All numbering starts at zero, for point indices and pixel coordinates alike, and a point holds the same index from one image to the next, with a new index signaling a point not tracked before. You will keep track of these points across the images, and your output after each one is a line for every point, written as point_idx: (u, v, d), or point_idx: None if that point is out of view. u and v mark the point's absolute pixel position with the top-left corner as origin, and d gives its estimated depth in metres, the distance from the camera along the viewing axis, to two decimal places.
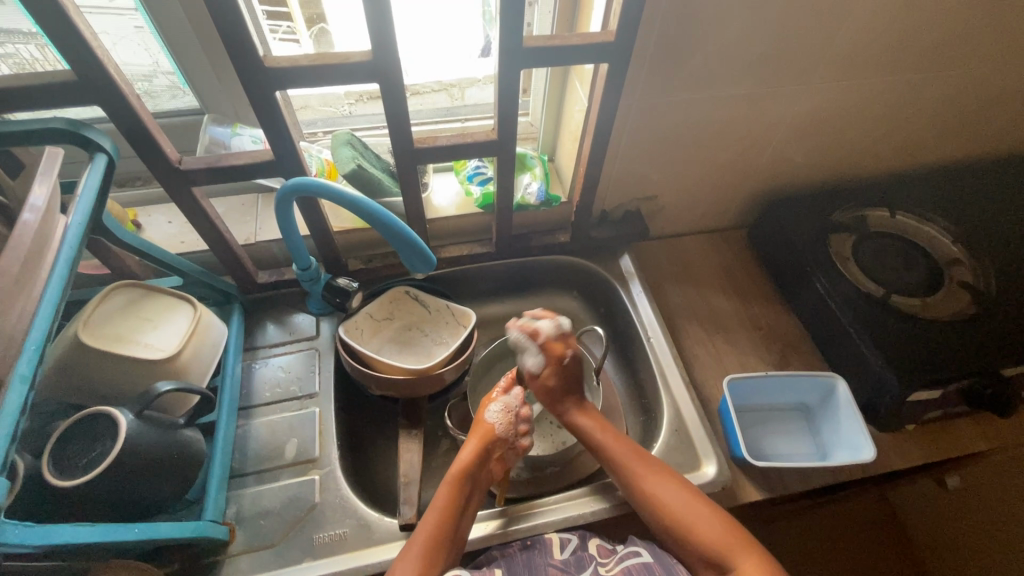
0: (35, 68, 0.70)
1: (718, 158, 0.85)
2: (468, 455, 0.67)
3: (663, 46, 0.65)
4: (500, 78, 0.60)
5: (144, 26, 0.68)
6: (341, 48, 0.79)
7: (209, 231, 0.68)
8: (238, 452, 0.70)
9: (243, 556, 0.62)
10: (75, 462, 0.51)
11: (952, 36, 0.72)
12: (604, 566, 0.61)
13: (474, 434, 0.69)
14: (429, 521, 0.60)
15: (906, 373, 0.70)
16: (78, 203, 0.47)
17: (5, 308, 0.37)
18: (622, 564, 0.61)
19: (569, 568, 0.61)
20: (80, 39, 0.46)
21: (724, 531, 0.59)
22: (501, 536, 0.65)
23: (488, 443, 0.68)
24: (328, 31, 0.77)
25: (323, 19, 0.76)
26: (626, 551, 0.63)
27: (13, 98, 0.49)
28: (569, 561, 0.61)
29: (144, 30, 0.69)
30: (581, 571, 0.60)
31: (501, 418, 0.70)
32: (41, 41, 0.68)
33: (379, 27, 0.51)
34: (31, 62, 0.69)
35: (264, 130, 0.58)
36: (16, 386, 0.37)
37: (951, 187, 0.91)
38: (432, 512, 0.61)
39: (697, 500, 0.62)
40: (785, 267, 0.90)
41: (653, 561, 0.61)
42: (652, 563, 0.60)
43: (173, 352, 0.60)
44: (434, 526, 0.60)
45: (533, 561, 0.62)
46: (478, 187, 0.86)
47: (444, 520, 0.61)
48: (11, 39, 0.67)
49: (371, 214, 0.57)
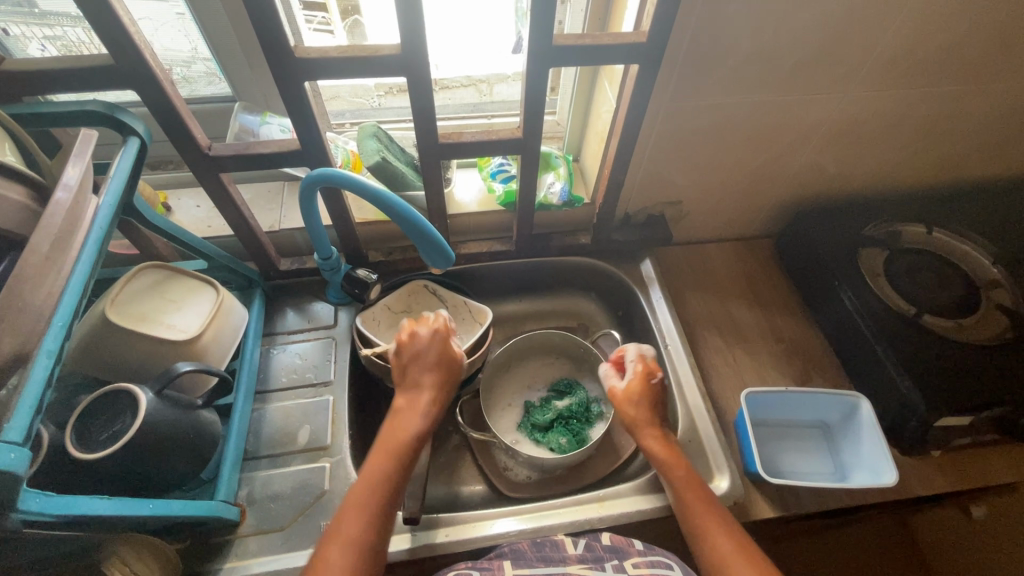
0: (83, 50, 0.73)
1: (748, 165, 0.83)
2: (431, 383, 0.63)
3: (698, 47, 0.63)
4: (528, 73, 0.59)
5: (185, 13, 0.69)
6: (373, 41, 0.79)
7: (235, 218, 0.69)
8: (252, 435, 0.71)
9: (252, 538, 0.63)
10: (96, 437, 0.53)
11: (1005, 49, 0.69)
12: (626, 560, 0.58)
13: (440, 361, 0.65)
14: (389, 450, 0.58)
15: (935, 397, 0.67)
16: (109, 184, 0.48)
17: (36, 283, 0.38)
18: (651, 566, 0.57)
19: (586, 560, 0.59)
20: (119, 25, 0.47)
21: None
22: (506, 537, 0.65)
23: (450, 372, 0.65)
24: (363, 24, 0.78)
25: (358, 11, 0.76)
26: (655, 557, 0.59)
27: (54, 80, 0.50)
28: (585, 556, 0.60)
29: (185, 17, 0.69)
30: (599, 564, 0.58)
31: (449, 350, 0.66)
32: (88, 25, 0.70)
33: (409, 20, 0.51)
34: (79, 46, 0.72)
35: (291, 120, 0.59)
36: (42, 360, 0.38)
37: (993, 206, 0.88)
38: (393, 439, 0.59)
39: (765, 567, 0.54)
40: (812, 279, 0.88)
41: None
42: None
43: (195, 333, 0.62)
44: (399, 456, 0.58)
45: (545, 552, 0.60)
46: (501, 184, 0.85)
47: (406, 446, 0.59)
48: (60, 22, 0.69)
49: (393, 208, 0.58)
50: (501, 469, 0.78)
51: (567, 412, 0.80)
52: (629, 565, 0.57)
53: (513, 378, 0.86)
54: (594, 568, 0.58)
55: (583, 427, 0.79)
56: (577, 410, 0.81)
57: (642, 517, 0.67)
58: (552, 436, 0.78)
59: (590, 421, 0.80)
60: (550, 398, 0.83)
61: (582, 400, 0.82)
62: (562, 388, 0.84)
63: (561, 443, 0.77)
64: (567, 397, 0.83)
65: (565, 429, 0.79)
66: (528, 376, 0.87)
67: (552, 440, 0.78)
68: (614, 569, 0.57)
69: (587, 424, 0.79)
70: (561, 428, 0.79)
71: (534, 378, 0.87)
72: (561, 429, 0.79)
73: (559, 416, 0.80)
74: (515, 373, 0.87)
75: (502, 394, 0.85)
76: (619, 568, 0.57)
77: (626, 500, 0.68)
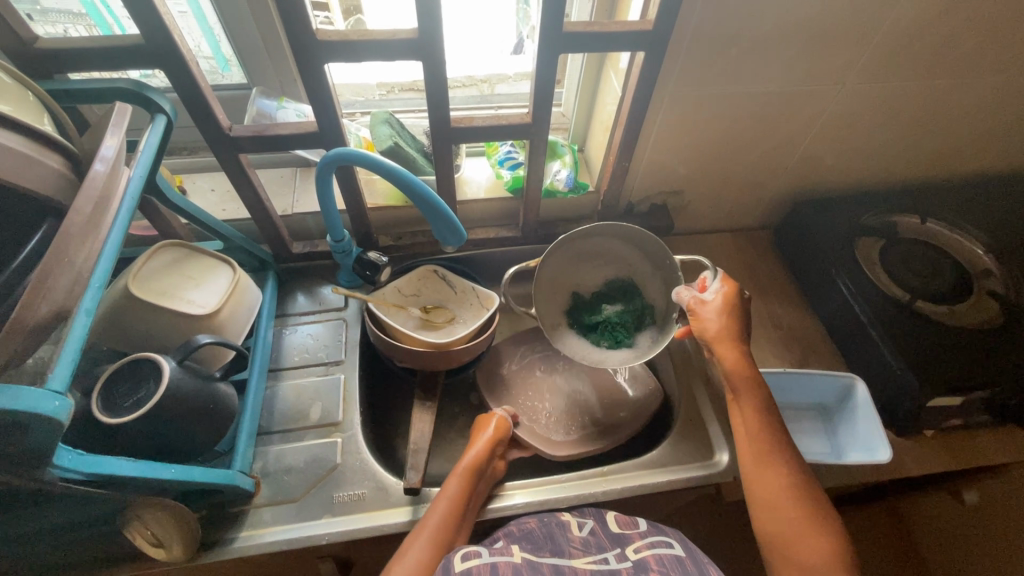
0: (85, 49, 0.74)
1: (749, 155, 0.86)
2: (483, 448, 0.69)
3: (702, 37, 0.65)
4: (539, 61, 0.62)
5: (188, 11, 0.72)
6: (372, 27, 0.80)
7: (252, 200, 0.71)
8: (266, 411, 0.73)
9: (266, 508, 0.65)
10: (121, 403, 0.55)
11: (998, 42, 0.71)
12: (627, 548, 0.60)
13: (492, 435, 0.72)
14: (459, 468, 0.66)
15: (928, 377, 0.70)
16: (139, 158, 0.51)
17: (77, 245, 0.41)
18: (652, 551, 0.59)
19: (588, 545, 0.60)
20: (150, 5, 0.49)
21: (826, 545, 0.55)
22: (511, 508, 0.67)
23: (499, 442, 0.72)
24: (365, 22, 0.80)
25: (360, 10, 0.79)
26: (655, 541, 0.61)
27: (86, 60, 0.52)
28: (587, 540, 0.61)
29: (188, 15, 0.73)
30: (601, 551, 0.59)
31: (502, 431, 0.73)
32: (89, 22, 0.72)
33: (427, 5, 0.53)
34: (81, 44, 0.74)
35: (310, 103, 0.61)
36: (81, 318, 0.41)
37: (986, 197, 0.90)
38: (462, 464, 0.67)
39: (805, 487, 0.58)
40: (809, 267, 0.90)
41: (685, 556, 0.58)
42: (684, 558, 0.57)
43: (213, 309, 0.64)
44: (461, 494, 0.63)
45: (551, 535, 0.62)
46: (508, 171, 0.88)
47: (471, 468, 0.66)
48: (60, 19, 0.71)
49: (409, 186, 0.60)
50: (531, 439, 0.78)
51: (614, 317, 0.78)
52: (630, 552, 0.59)
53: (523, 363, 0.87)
54: (598, 559, 0.58)
55: (630, 335, 0.77)
56: (627, 317, 0.78)
57: (644, 491, 0.69)
58: (593, 335, 0.78)
59: (636, 331, 0.77)
60: (601, 298, 0.81)
61: (635, 309, 0.79)
62: (617, 292, 0.80)
63: (599, 345, 0.77)
64: (622, 302, 0.80)
65: (610, 332, 0.78)
66: (591, 263, 0.81)
67: (595, 339, 0.78)
68: (617, 558, 0.58)
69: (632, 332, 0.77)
70: (605, 329, 0.78)
71: (594, 265, 0.81)
72: (604, 330, 0.78)
73: (607, 320, 0.78)
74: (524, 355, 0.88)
75: (552, 275, 0.80)
76: (622, 557, 0.58)
77: (628, 475, 0.70)
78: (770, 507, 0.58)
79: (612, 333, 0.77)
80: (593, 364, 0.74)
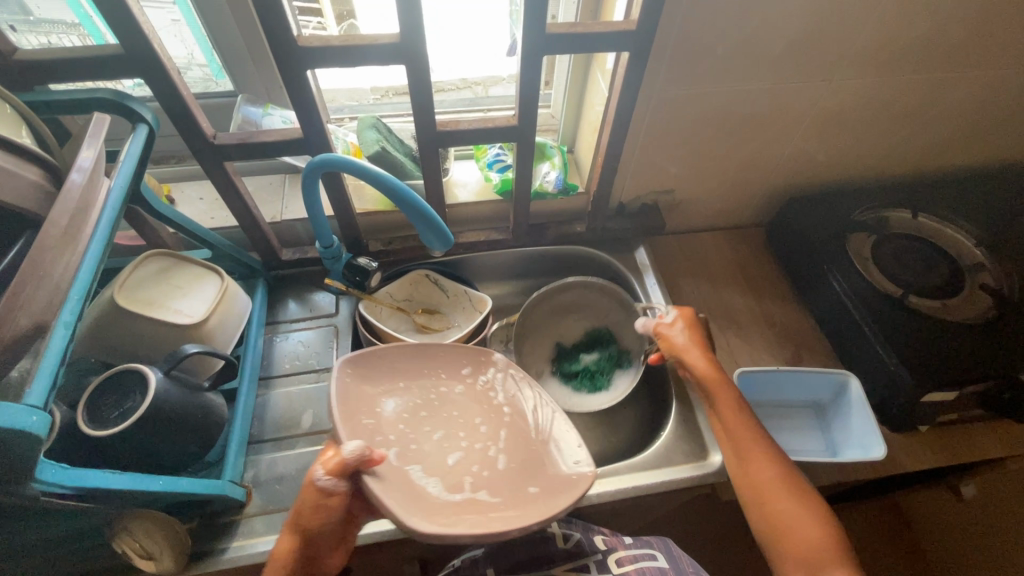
0: None
1: (738, 154, 0.85)
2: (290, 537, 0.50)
3: (686, 36, 0.65)
4: (523, 63, 0.62)
5: (180, 19, 0.72)
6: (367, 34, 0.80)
7: (239, 208, 0.71)
8: (257, 419, 0.73)
9: (258, 517, 0.65)
10: (107, 414, 0.54)
11: (982, 37, 0.71)
12: (611, 557, 0.61)
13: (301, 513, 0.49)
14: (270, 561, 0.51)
15: (921, 373, 0.69)
16: (120, 168, 0.51)
17: (54, 259, 0.40)
18: (636, 563, 0.60)
19: (572, 557, 0.62)
20: (128, 14, 0.49)
21: (819, 533, 0.53)
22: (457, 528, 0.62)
23: (309, 526, 0.49)
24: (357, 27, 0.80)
25: (351, 15, 0.79)
26: (639, 551, 0.62)
27: (66, 71, 0.52)
28: (572, 553, 0.63)
29: (180, 23, 0.72)
30: (582, 560, 0.62)
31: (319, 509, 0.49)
32: (82, 32, 0.72)
33: (408, 10, 0.53)
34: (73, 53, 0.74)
35: (294, 109, 0.61)
36: (60, 330, 0.40)
37: (977, 190, 0.90)
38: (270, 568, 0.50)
39: (795, 485, 0.56)
40: (802, 264, 0.90)
41: (668, 568, 0.60)
42: (666, 567, 0.60)
43: (201, 318, 0.63)
44: None
45: (537, 549, 0.64)
46: (497, 174, 0.88)
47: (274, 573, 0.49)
48: (54, 30, 0.71)
49: (394, 191, 0.59)
50: (409, 473, 0.51)
51: (593, 365, 0.84)
52: (613, 563, 0.61)
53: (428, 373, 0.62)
54: (579, 568, 0.61)
55: (607, 381, 0.83)
56: (604, 364, 0.84)
57: (638, 492, 0.68)
58: (573, 384, 0.83)
59: (614, 376, 0.83)
60: (578, 348, 0.86)
61: (611, 356, 0.84)
62: (591, 342, 0.86)
63: (579, 392, 0.83)
64: (597, 350, 0.85)
65: (589, 380, 0.83)
66: (567, 316, 0.87)
67: (575, 387, 0.83)
68: (598, 567, 0.60)
69: (608, 379, 0.83)
70: (583, 379, 0.83)
71: (571, 317, 0.87)
72: (583, 380, 0.83)
73: (585, 369, 0.84)
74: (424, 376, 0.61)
75: (532, 329, 0.86)
76: (603, 567, 0.60)
77: (623, 476, 0.69)
78: (757, 499, 0.57)
79: (592, 382, 0.83)
80: (574, 410, 0.79)
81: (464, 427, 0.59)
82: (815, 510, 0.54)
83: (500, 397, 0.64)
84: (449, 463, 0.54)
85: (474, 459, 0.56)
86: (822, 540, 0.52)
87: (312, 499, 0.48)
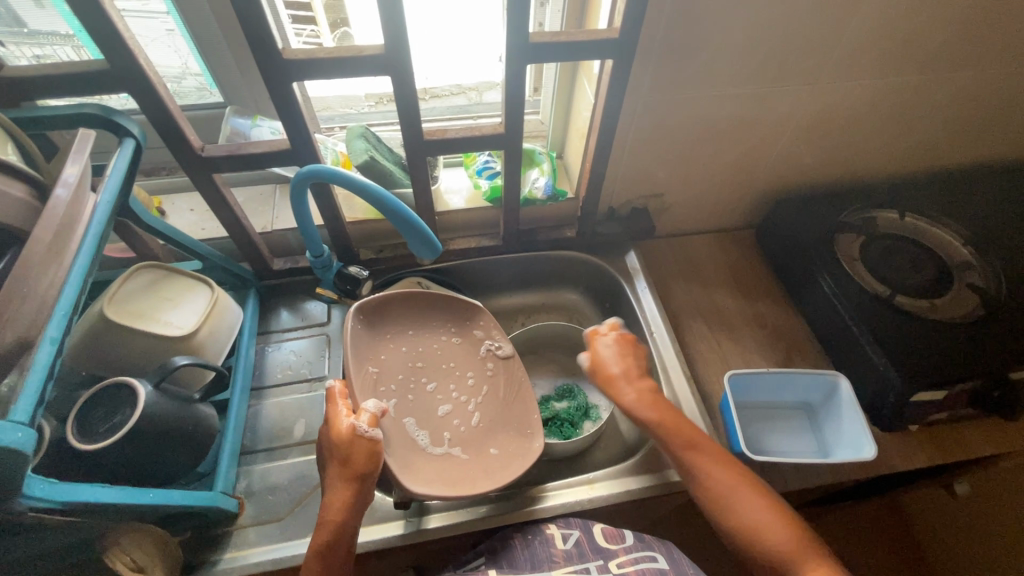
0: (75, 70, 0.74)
1: (725, 157, 0.86)
2: (342, 498, 0.54)
3: (670, 42, 0.66)
4: (508, 72, 0.62)
5: (175, 29, 0.72)
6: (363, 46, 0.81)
7: (228, 219, 0.71)
8: (249, 430, 0.73)
9: (251, 528, 0.65)
10: (95, 428, 0.54)
11: (961, 38, 0.72)
12: (611, 560, 0.61)
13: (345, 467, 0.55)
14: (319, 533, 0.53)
15: (909, 372, 0.70)
16: (106, 183, 0.51)
17: (40, 274, 0.41)
18: (635, 564, 0.60)
19: (572, 559, 0.61)
20: (113, 30, 0.49)
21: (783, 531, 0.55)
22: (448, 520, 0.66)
23: (366, 475, 0.55)
24: (351, 36, 0.80)
25: (345, 24, 0.79)
26: (639, 552, 0.62)
27: (52, 86, 0.53)
28: (572, 553, 0.62)
29: (175, 33, 0.73)
30: (583, 562, 0.61)
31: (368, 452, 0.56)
32: (76, 43, 0.72)
33: (392, 21, 0.54)
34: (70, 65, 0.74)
35: (281, 120, 0.61)
36: (46, 345, 0.40)
37: (963, 189, 0.91)
38: (321, 527, 0.54)
39: (743, 482, 0.58)
40: (791, 266, 0.90)
41: (669, 570, 0.59)
42: (667, 569, 0.59)
43: (191, 330, 0.63)
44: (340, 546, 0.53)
45: (535, 551, 0.62)
46: (487, 181, 0.89)
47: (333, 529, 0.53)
48: (48, 41, 0.71)
49: (381, 201, 0.60)
50: (404, 426, 0.66)
51: (562, 413, 0.83)
52: (613, 565, 0.60)
53: (425, 333, 0.73)
54: (579, 570, 0.60)
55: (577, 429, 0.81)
56: (575, 412, 0.83)
57: (629, 497, 0.68)
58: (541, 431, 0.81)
59: (582, 425, 0.82)
60: (548, 396, 0.85)
61: (580, 405, 0.84)
62: (562, 391, 0.85)
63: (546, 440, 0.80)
64: (567, 399, 0.85)
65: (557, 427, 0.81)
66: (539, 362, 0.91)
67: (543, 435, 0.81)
68: (599, 570, 0.60)
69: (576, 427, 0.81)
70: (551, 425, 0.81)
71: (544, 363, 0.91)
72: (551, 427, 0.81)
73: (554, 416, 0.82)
74: (421, 330, 0.73)
75: None
76: (603, 570, 0.60)
77: (615, 482, 0.70)
78: (720, 512, 0.58)
79: (561, 430, 0.81)
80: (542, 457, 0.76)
81: (454, 378, 0.71)
82: (776, 507, 0.57)
83: (488, 350, 0.74)
84: (437, 414, 0.68)
85: (457, 412, 0.69)
86: (787, 537, 0.55)
87: (368, 448, 0.55)
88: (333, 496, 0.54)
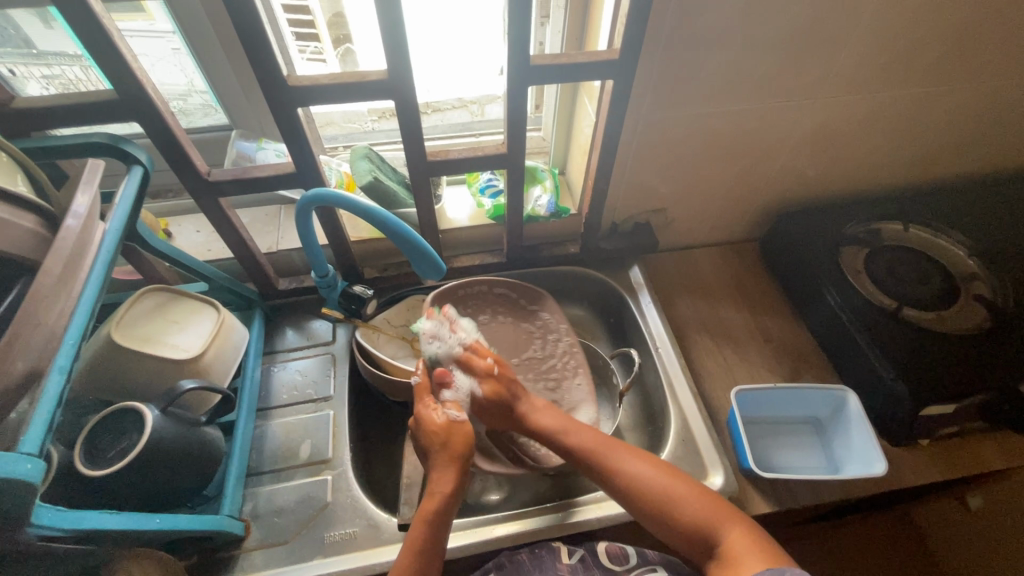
0: (80, 87, 0.76)
1: (726, 171, 0.86)
2: (445, 485, 0.60)
3: (669, 61, 0.67)
4: (509, 94, 0.63)
5: (180, 48, 0.73)
6: (364, 67, 0.83)
7: (234, 241, 0.72)
8: (255, 450, 0.73)
9: (257, 551, 0.64)
10: (104, 454, 0.55)
11: (959, 52, 0.73)
12: None
13: (443, 449, 0.62)
14: (424, 510, 0.59)
15: (918, 386, 0.69)
16: (115, 211, 0.51)
17: (50, 304, 0.41)
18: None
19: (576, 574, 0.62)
20: (123, 62, 0.50)
21: (705, 510, 0.58)
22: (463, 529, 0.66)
23: (465, 457, 0.63)
24: (353, 52, 0.82)
25: (348, 40, 0.81)
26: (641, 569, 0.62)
27: (62, 117, 0.54)
28: (578, 566, 0.63)
29: (181, 51, 0.74)
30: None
31: (456, 426, 0.64)
32: (84, 63, 0.74)
33: (395, 49, 0.55)
34: (76, 82, 0.76)
35: (286, 144, 0.62)
36: (54, 375, 0.41)
37: (965, 200, 0.91)
38: (431, 499, 0.60)
39: (663, 469, 0.61)
40: (795, 279, 0.90)
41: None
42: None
43: (197, 353, 0.64)
44: (440, 510, 0.59)
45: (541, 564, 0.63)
46: (489, 200, 0.90)
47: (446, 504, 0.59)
48: (57, 61, 0.73)
49: (384, 222, 0.60)
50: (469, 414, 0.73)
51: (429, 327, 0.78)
52: None
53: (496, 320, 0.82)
54: None
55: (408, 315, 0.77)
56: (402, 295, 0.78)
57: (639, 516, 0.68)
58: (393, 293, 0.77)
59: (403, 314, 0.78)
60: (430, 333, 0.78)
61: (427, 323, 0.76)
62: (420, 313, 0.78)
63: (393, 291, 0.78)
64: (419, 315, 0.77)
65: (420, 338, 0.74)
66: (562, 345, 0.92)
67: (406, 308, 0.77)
68: None
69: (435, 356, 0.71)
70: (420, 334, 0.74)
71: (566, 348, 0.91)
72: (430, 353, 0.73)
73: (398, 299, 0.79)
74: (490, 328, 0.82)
75: None
76: None
77: None
78: (646, 498, 0.60)
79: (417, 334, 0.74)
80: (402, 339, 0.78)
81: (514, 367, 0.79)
82: (703, 490, 0.60)
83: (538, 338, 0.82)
84: None
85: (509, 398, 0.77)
86: (712, 519, 0.57)
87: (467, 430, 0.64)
88: (440, 480, 0.61)
